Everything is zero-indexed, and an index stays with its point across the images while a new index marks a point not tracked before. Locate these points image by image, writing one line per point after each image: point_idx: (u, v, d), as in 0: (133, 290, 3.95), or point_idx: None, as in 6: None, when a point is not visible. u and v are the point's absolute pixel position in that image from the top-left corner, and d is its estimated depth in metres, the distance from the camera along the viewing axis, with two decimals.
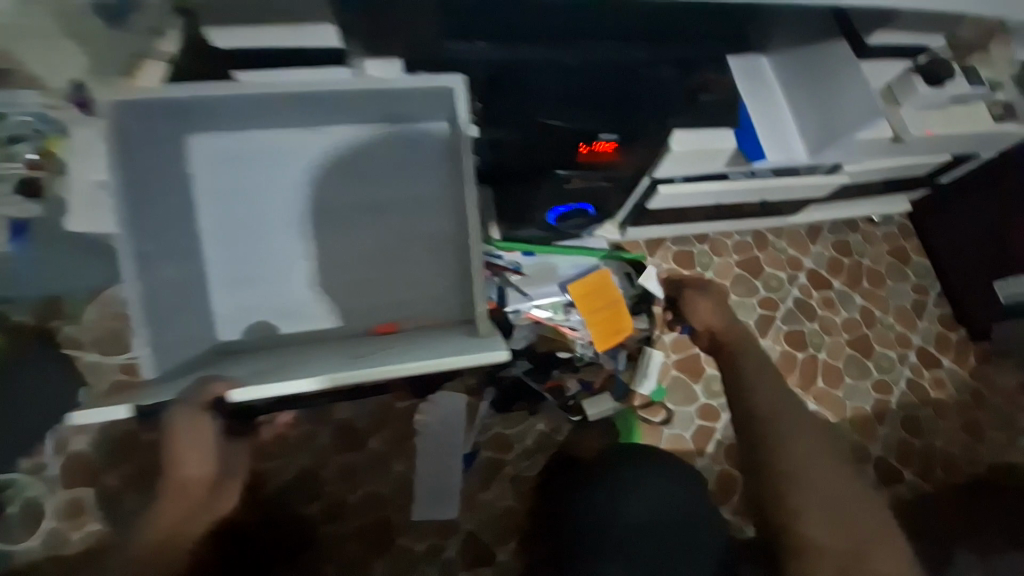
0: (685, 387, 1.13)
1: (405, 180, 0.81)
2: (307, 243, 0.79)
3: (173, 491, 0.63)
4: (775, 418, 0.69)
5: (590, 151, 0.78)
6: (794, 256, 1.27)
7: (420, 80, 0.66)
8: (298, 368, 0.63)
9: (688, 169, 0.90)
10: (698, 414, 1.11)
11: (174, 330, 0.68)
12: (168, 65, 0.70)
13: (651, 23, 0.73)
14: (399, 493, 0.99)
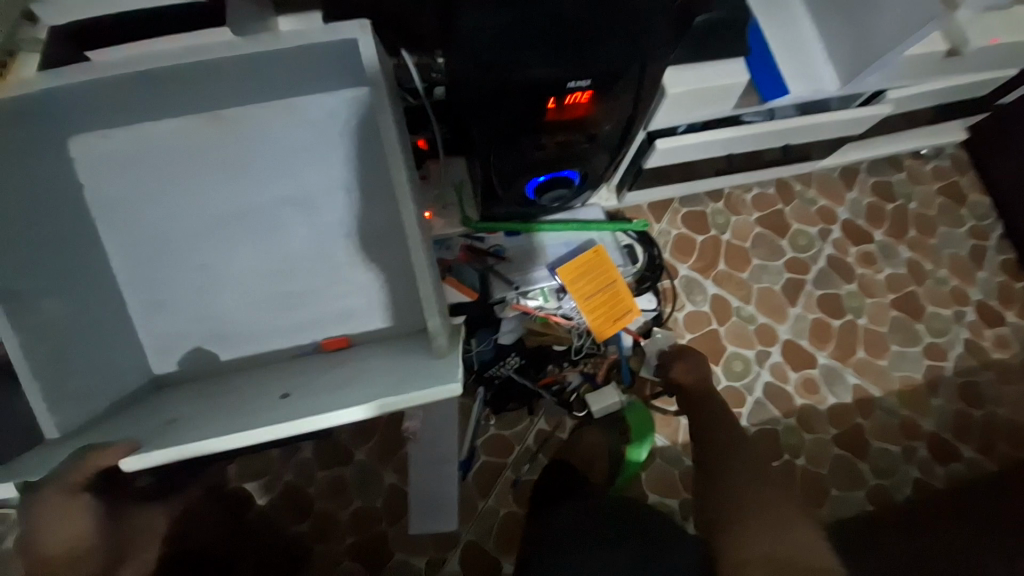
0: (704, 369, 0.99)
1: (332, 167, 0.67)
2: (226, 253, 0.67)
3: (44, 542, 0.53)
4: (729, 448, 0.79)
5: (559, 107, 0.64)
6: (826, 206, 1.10)
7: (310, 34, 0.51)
8: (214, 420, 0.51)
9: (689, 115, 0.75)
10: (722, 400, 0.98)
11: (90, 367, 0.59)
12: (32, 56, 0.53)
13: None
14: (393, 507, 0.90)
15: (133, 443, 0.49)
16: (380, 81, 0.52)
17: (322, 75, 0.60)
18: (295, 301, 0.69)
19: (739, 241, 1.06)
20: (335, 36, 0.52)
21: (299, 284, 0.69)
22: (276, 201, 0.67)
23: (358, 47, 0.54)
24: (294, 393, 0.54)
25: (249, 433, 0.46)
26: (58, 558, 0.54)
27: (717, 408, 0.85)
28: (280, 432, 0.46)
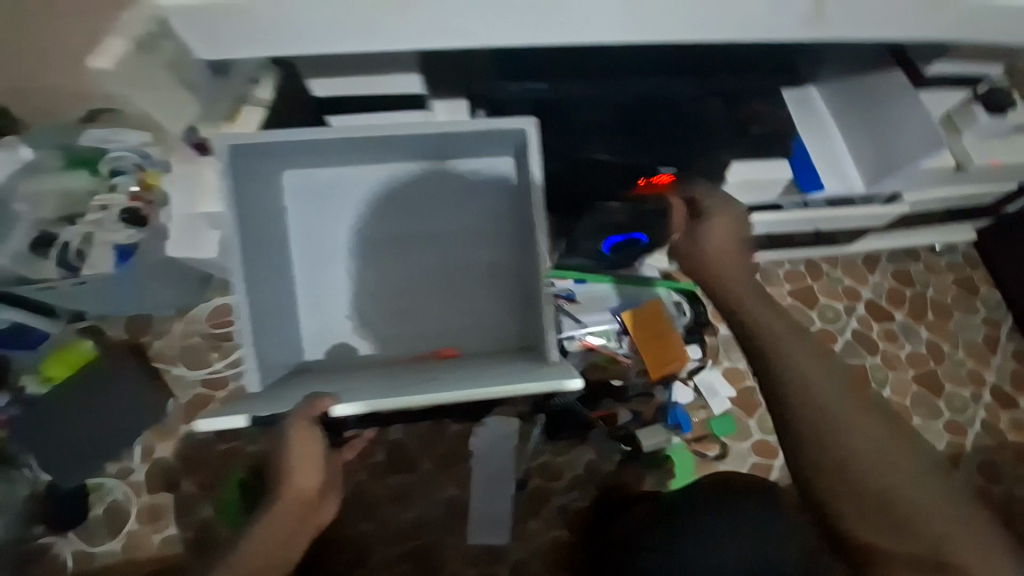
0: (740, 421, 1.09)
1: (470, 213, 0.86)
2: (378, 269, 0.85)
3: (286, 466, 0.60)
4: (804, 395, 0.60)
5: (647, 184, 0.79)
6: (852, 285, 1.24)
7: (500, 123, 0.69)
8: (378, 389, 0.66)
9: (741, 198, 0.91)
10: (756, 450, 1.08)
11: (272, 346, 0.75)
12: (264, 110, 0.77)
13: (712, 59, 0.73)
14: (453, 517, 0.99)
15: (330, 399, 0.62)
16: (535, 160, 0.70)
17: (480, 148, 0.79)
18: (419, 314, 0.86)
19: None
20: (513, 125, 0.70)
21: (428, 299, 0.86)
22: (418, 235, 0.86)
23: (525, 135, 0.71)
24: (446, 376, 0.71)
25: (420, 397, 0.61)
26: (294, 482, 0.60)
27: (785, 366, 0.61)
28: (439, 399, 0.62)
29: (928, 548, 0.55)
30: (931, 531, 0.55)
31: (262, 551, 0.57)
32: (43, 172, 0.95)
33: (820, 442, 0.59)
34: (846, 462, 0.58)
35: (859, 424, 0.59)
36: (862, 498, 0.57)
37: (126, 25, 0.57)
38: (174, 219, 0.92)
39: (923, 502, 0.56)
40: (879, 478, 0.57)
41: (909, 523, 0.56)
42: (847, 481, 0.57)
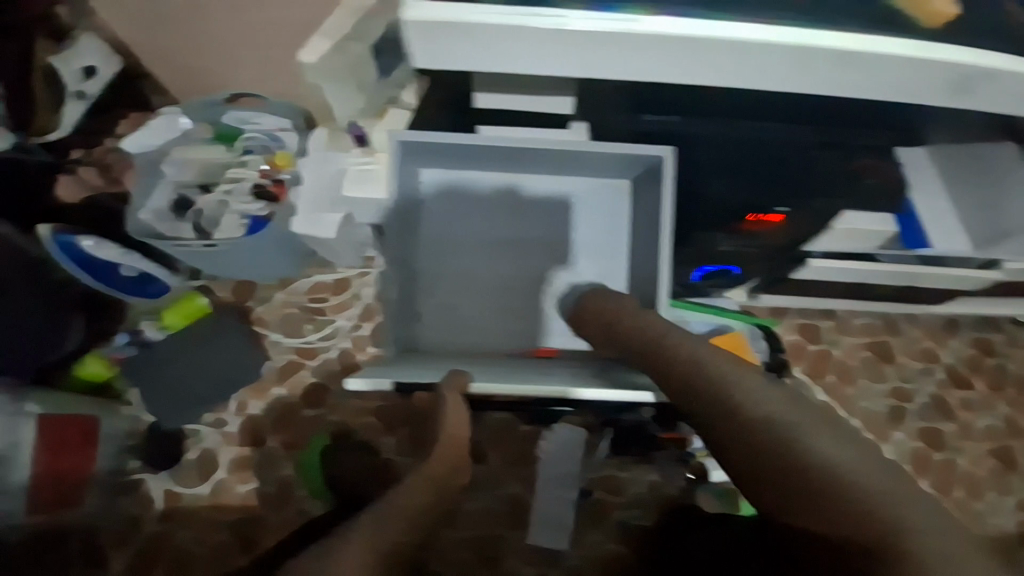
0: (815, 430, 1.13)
1: (585, 226, 0.87)
2: (488, 268, 0.88)
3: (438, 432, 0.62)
4: (736, 413, 0.57)
5: (757, 220, 0.80)
6: (931, 347, 1.23)
7: (635, 148, 0.75)
8: (504, 376, 0.74)
9: (837, 245, 0.94)
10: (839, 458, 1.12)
11: (395, 328, 0.78)
12: (408, 114, 0.83)
13: (844, 112, 0.76)
14: (514, 514, 1.04)
15: (470, 379, 0.68)
16: (670, 188, 0.73)
17: (604, 171, 0.85)
18: (520, 312, 0.87)
19: (847, 360, 1.21)
20: (648, 151, 0.75)
21: (533, 304, 0.87)
22: (528, 240, 0.88)
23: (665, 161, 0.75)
24: (553, 373, 0.78)
25: (552, 389, 0.71)
26: (444, 441, 0.61)
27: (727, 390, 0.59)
28: (572, 393, 0.71)
29: (878, 538, 0.48)
30: (876, 519, 0.49)
31: (411, 503, 0.57)
32: (194, 143, 1.05)
33: (750, 439, 0.56)
34: (777, 456, 0.54)
35: (785, 416, 0.56)
36: (794, 488, 0.53)
37: (333, 26, 0.70)
38: (304, 198, 0.97)
39: (862, 483, 0.51)
40: (808, 462, 0.53)
41: (848, 512, 0.50)
42: (780, 475, 0.54)
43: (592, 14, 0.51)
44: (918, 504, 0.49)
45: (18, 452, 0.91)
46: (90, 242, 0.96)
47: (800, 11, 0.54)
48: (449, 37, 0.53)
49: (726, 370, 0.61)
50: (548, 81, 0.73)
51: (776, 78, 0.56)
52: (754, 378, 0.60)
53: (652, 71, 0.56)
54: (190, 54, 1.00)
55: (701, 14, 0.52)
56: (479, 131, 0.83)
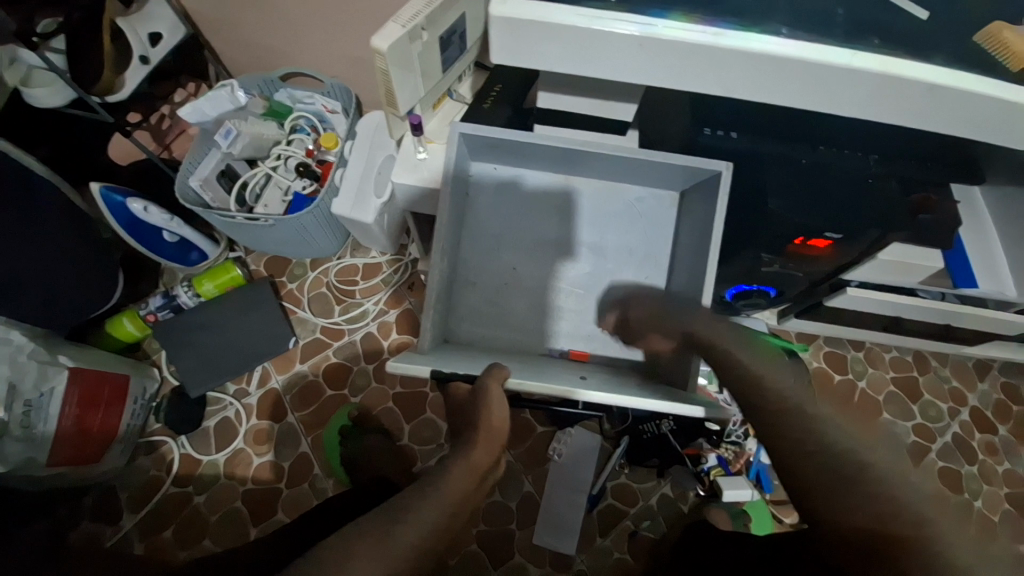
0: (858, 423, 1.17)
1: (630, 232, 0.87)
2: (531, 266, 0.88)
3: (479, 421, 0.63)
4: (757, 383, 0.56)
5: (804, 243, 0.84)
6: (958, 387, 1.23)
7: (693, 162, 0.74)
8: (537, 374, 0.74)
9: (876, 275, 0.94)
10: None
11: (434, 316, 0.79)
12: (462, 107, 0.93)
13: (897, 143, 0.77)
14: (525, 513, 1.05)
15: (507, 373, 0.68)
16: (724, 204, 0.72)
17: (652, 182, 0.85)
18: (553, 314, 0.88)
19: (874, 394, 1.21)
20: (707, 166, 0.74)
21: (571, 306, 0.87)
22: (570, 242, 0.88)
23: (719, 177, 0.74)
24: (588, 377, 0.77)
25: (587, 393, 0.69)
26: (489, 429, 0.63)
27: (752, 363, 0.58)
28: (606, 397, 0.70)
29: (891, 526, 0.44)
30: (888, 507, 0.44)
31: (456, 491, 0.55)
32: (247, 117, 1.06)
33: (764, 418, 0.54)
34: (786, 431, 0.52)
35: (809, 400, 0.53)
36: (802, 466, 0.50)
37: (407, 15, 0.71)
38: (350, 179, 1.00)
39: (858, 448, 0.49)
40: (820, 443, 0.49)
41: (858, 497, 0.46)
42: (787, 453, 0.51)
43: (675, 24, 0.52)
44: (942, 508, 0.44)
45: (49, 401, 0.89)
46: (141, 205, 1.03)
47: (878, 37, 0.55)
48: (528, 35, 0.54)
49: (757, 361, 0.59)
50: (611, 86, 0.74)
51: (854, 103, 0.55)
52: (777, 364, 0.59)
53: (723, 85, 0.56)
54: (266, 23, 1.07)
55: (781, 32, 0.53)
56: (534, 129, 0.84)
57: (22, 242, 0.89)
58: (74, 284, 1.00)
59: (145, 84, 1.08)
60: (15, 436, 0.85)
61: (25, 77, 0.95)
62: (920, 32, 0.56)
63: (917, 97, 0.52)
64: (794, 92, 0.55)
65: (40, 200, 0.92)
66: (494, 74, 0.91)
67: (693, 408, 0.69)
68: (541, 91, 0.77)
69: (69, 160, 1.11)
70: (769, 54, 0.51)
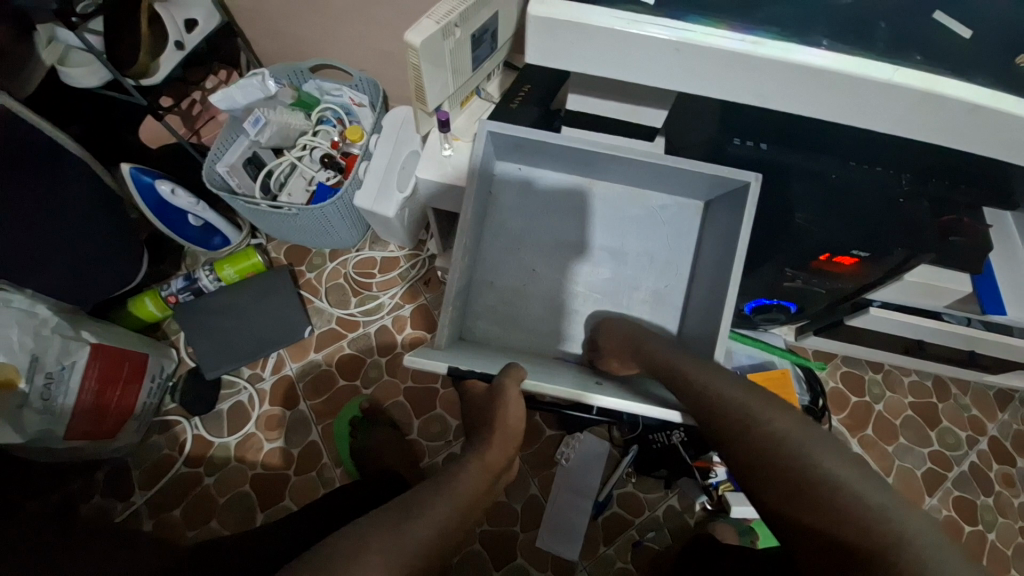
0: (875, 444, 1.17)
1: (652, 240, 0.87)
2: (550, 269, 0.88)
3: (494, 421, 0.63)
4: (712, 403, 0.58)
5: (829, 260, 0.83)
6: (978, 416, 1.20)
7: (721, 171, 0.73)
8: (551, 376, 0.73)
9: (898, 296, 0.94)
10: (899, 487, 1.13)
11: (451, 312, 0.79)
12: (489, 105, 0.94)
13: (931, 162, 0.75)
14: (529, 515, 1.05)
15: (522, 373, 0.67)
16: (751, 216, 0.71)
17: (677, 190, 0.84)
18: (569, 317, 0.87)
19: (890, 417, 1.19)
20: (735, 177, 0.73)
21: (588, 310, 0.87)
22: (590, 245, 0.88)
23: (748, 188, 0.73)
24: (604, 383, 0.77)
25: (600, 398, 0.69)
26: (505, 429, 0.63)
27: (717, 386, 0.60)
28: (620, 404, 0.69)
29: (851, 531, 0.42)
30: (853, 511, 0.42)
31: (470, 490, 0.55)
32: (277, 106, 1.08)
33: (735, 444, 0.53)
34: (752, 449, 0.51)
35: (772, 415, 0.53)
36: (771, 480, 0.48)
37: (440, 11, 0.71)
38: (375, 172, 1.01)
39: (802, 449, 0.48)
40: (783, 455, 0.49)
41: (822, 503, 0.44)
42: (757, 471, 0.50)
43: (712, 32, 0.52)
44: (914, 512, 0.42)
45: (69, 374, 0.92)
46: (168, 188, 1.05)
47: (921, 53, 0.53)
48: (564, 37, 0.54)
49: (736, 388, 0.58)
50: (641, 91, 0.74)
51: (893, 120, 0.54)
52: (724, 377, 0.60)
53: (758, 95, 0.55)
54: (300, 14, 1.08)
55: (821, 44, 0.52)
56: (561, 131, 0.84)
57: (53, 218, 0.91)
58: (99, 261, 1.01)
59: (179, 69, 1.10)
60: (36, 408, 0.87)
61: (62, 57, 0.98)
62: (967, 49, 0.54)
63: (958, 116, 0.51)
64: (832, 105, 0.54)
65: (73, 178, 0.94)
66: (523, 74, 0.91)
67: None
68: (570, 93, 0.76)
69: (102, 139, 1.13)
70: (807, 66, 0.51)
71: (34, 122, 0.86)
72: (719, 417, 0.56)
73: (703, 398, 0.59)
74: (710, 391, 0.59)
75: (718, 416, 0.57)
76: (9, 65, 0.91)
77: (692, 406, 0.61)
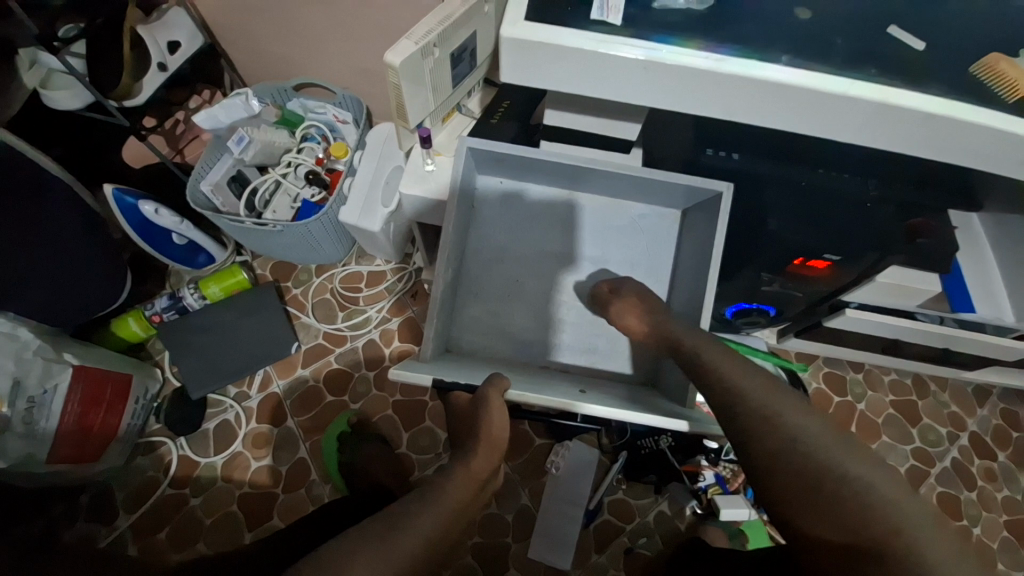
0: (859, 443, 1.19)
1: (632, 248, 0.88)
2: (534, 280, 0.89)
3: (480, 431, 0.63)
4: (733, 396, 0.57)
5: (803, 264, 0.86)
6: (957, 412, 1.23)
7: (695, 181, 0.76)
8: (535, 386, 0.74)
9: (872, 297, 0.96)
10: None
11: (436, 325, 0.80)
12: (471, 121, 0.96)
13: (896, 168, 0.78)
14: (521, 525, 1.05)
15: (506, 384, 0.68)
16: (724, 224, 0.74)
17: (655, 199, 0.87)
18: (554, 326, 0.88)
19: (873, 416, 1.21)
20: (708, 186, 0.76)
21: (572, 318, 0.88)
22: (572, 256, 0.89)
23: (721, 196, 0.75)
24: (589, 391, 0.78)
25: (584, 405, 0.70)
26: (490, 438, 0.63)
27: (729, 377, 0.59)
28: (603, 411, 0.70)
29: (875, 530, 0.45)
30: (868, 511, 0.46)
31: (456, 500, 0.55)
32: (261, 124, 1.09)
33: (746, 440, 0.54)
34: (776, 445, 0.52)
35: (795, 410, 0.54)
36: (785, 478, 0.50)
37: (420, 31, 0.73)
38: (359, 188, 1.02)
39: (828, 449, 0.50)
40: (809, 453, 0.50)
41: (849, 501, 0.47)
42: (769, 468, 0.52)
43: (678, 50, 0.54)
44: (918, 510, 0.45)
45: (52, 398, 0.90)
46: (152, 208, 1.05)
47: (876, 67, 0.56)
48: (538, 56, 0.56)
49: (741, 376, 0.59)
50: (616, 106, 0.76)
51: (854, 129, 0.57)
52: (742, 368, 0.60)
53: (725, 108, 0.58)
54: (282, 35, 1.10)
55: (780, 60, 0.55)
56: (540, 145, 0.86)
57: (34, 240, 0.91)
58: (82, 283, 1.01)
59: (162, 89, 1.11)
60: (19, 433, 0.85)
61: (44, 80, 0.98)
62: (917, 63, 0.57)
63: (913, 125, 0.54)
64: (795, 116, 0.57)
65: (55, 200, 0.94)
66: (502, 90, 0.94)
67: (684, 423, 0.69)
68: (547, 109, 0.79)
69: (84, 160, 1.14)
70: (768, 81, 0.53)
71: (15, 145, 0.86)
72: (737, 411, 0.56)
73: (724, 390, 0.58)
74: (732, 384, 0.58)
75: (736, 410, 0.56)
76: None
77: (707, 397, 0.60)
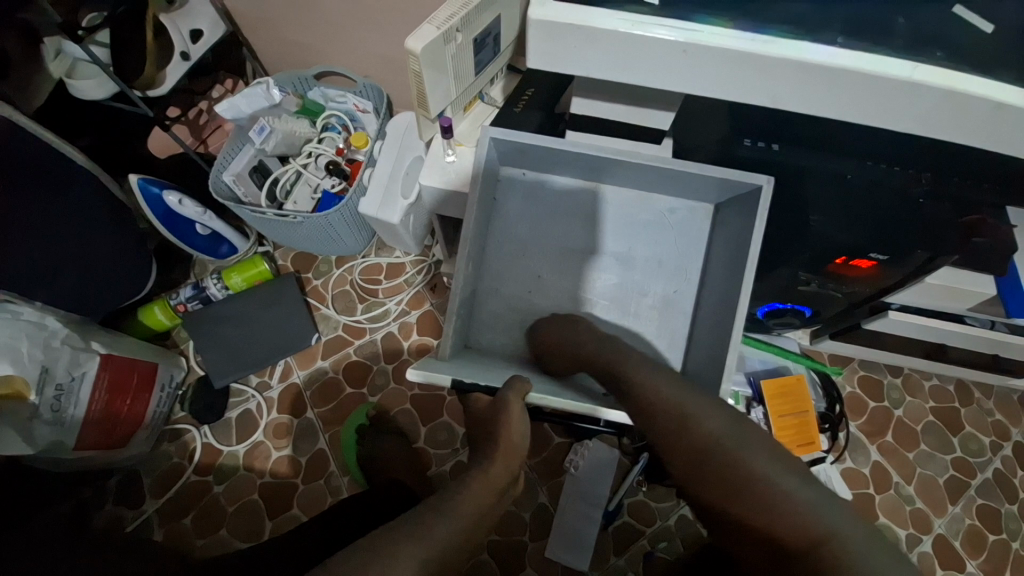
0: (895, 451, 1.13)
1: (661, 245, 0.85)
2: (556, 276, 0.86)
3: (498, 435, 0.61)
4: (655, 407, 0.58)
5: (845, 263, 0.81)
6: (1003, 420, 1.16)
7: (733, 174, 0.71)
8: (557, 388, 0.72)
9: (918, 298, 0.90)
10: (921, 495, 1.10)
11: (455, 322, 0.78)
12: (494, 110, 0.92)
13: (954, 161, 0.72)
14: (538, 524, 1.04)
15: (528, 386, 0.66)
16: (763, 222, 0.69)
17: (685, 194, 0.82)
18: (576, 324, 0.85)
19: (910, 423, 1.15)
20: (746, 180, 0.71)
21: (596, 317, 0.85)
22: (597, 253, 0.86)
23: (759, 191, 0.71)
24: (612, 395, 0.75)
25: (607, 409, 0.68)
26: (509, 442, 0.61)
27: (657, 384, 0.60)
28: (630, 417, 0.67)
29: (791, 530, 0.46)
30: (790, 512, 0.47)
31: (473, 509, 0.53)
32: (281, 114, 1.08)
33: (679, 443, 0.55)
34: (694, 450, 0.54)
35: (710, 413, 0.55)
36: (712, 484, 0.52)
37: (441, 16, 0.70)
38: (380, 179, 1.00)
39: (741, 447, 0.52)
40: (720, 453, 0.52)
41: (764, 499, 0.48)
42: (704, 473, 0.52)
43: (722, 31, 0.50)
44: (830, 506, 0.47)
45: (80, 385, 0.92)
46: (176, 198, 1.06)
47: (943, 50, 0.50)
48: (568, 40, 0.53)
49: (670, 384, 0.59)
50: (647, 93, 0.72)
51: (913, 120, 0.52)
52: (657, 376, 0.61)
53: (769, 96, 0.53)
54: (304, 22, 1.08)
55: (836, 42, 0.50)
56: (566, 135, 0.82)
57: (62, 231, 0.92)
58: (109, 273, 1.02)
59: (185, 79, 1.11)
60: (47, 419, 0.87)
61: (70, 68, 0.99)
62: (989, 43, 0.51)
63: (986, 116, 0.49)
64: (848, 104, 0.52)
65: (81, 191, 0.95)
66: (527, 77, 0.90)
67: None
68: (574, 97, 0.75)
69: (111, 151, 1.15)
70: (820, 65, 0.48)
71: (44, 137, 0.87)
72: (668, 424, 0.56)
73: (646, 399, 0.59)
74: (655, 395, 0.59)
75: (668, 425, 0.56)
76: (17, 78, 0.92)
77: (633, 411, 0.60)
